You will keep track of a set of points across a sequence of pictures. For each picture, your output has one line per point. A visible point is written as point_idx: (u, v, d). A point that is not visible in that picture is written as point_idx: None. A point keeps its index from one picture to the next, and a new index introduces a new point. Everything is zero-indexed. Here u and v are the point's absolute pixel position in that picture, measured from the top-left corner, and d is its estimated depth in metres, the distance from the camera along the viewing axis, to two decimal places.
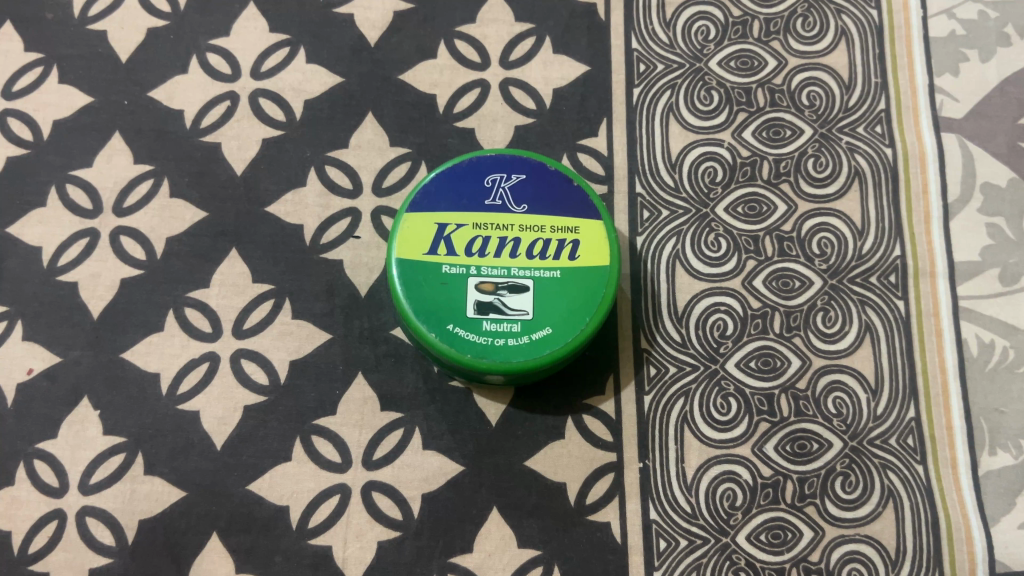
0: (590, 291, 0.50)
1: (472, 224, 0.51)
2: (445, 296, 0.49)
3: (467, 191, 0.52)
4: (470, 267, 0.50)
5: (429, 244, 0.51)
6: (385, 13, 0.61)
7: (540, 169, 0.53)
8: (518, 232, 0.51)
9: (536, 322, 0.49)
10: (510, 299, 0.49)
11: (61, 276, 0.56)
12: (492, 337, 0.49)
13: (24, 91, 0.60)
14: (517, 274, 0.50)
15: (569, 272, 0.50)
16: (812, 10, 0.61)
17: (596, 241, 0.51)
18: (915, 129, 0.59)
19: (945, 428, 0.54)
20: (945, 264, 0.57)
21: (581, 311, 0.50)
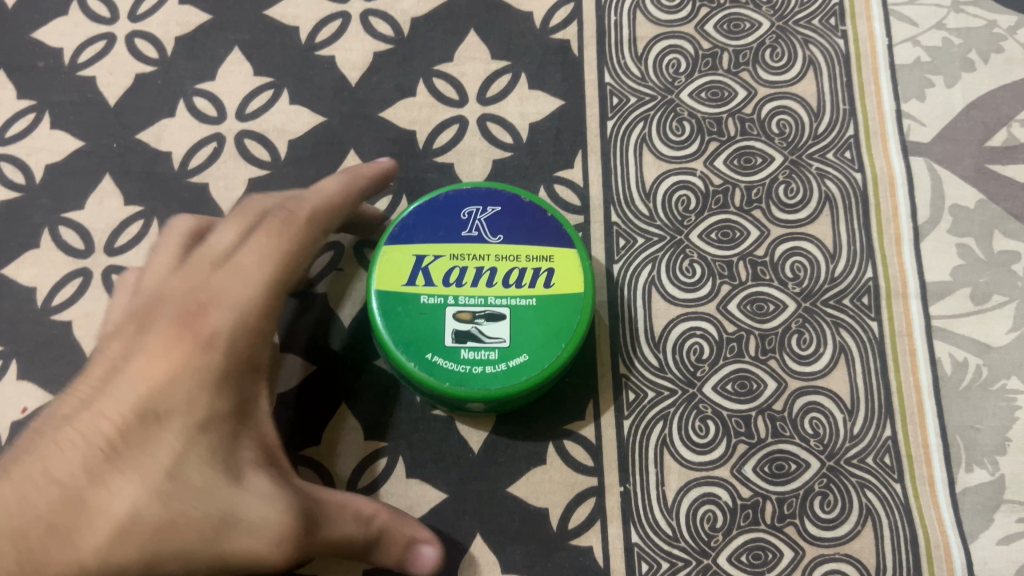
0: (565, 318, 0.51)
1: (448, 256, 0.52)
2: (423, 325, 0.51)
3: (444, 223, 0.53)
4: (447, 297, 0.51)
5: (407, 276, 0.52)
6: (365, 53, 0.63)
7: (514, 201, 0.54)
8: (494, 262, 0.52)
9: (513, 349, 0.50)
10: (487, 327, 0.50)
11: (54, 315, 0.58)
12: (470, 364, 0.50)
13: (18, 137, 0.62)
14: (493, 303, 0.51)
15: (544, 300, 0.51)
16: (780, 40, 0.63)
17: (570, 270, 0.52)
18: (883, 153, 0.60)
19: (921, 446, 0.55)
20: (917, 285, 0.58)
21: (557, 337, 0.51)
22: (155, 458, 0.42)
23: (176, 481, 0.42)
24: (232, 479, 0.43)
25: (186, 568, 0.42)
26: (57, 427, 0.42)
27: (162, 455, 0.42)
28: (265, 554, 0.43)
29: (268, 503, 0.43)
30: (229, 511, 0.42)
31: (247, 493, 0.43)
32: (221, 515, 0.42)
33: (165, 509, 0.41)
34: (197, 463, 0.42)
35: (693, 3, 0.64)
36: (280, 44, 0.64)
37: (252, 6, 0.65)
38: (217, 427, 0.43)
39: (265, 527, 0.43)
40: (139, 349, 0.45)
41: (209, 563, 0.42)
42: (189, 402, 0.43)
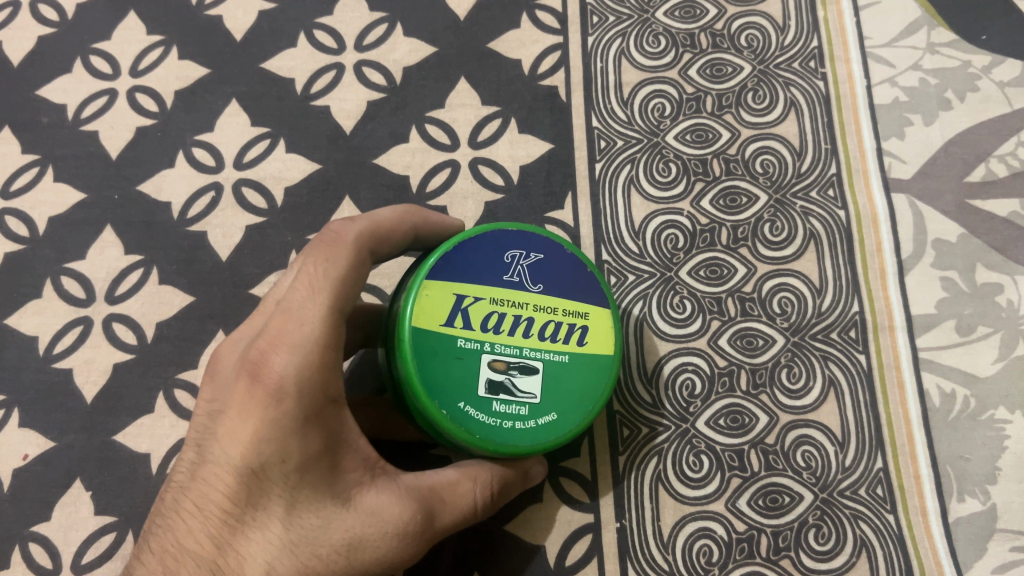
0: (595, 382, 0.48)
1: (489, 299, 0.47)
2: (457, 371, 0.45)
3: (483, 262, 0.48)
4: (485, 343, 0.46)
5: (444, 315, 0.46)
6: (359, 102, 0.65)
7: (557, 249, 0.50)
8: (534, 312, 0.47)
9: (543, 407, 0.46)
10: (521, 381, 0.46)
11: (56, 363, 0.59)
12: (500, 418, 0.45)
13: (21, 190, 0.64)
14: (530, 355, 0.46)
15: (578, 359, 0.48)
16: (762, 83, 0.65)
17: (604, 330, 0.49)
18: (865, 190, 0.62)
19: (912, 477, 0.55)
20: (903, 318, 0.59)
21: (584, 400, 0.48)
22: (268, 522, 0.41)
23: (297, 528, 0.41)
24: (344, 506, 0.42)
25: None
26: (176, 513, 0.42)
27: (281, 504, 0.41)
28: (398, 546, 0.43)
29: (382, 512, 0.42)
30: (351, 536, 0.42)
31: (362, 512, 0.42)
32: (345, 544, 0.42)
33: (298, 561, 0.41)
34: (308, 506, 0.41)
35: (677, 49, 0.66)
36: (276, 95, 0.66)
37: (249, 59, 0.67)
38: (316, 467, 0.41)
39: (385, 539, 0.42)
40: (223, 409, 0.43)
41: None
42: (281, 452, 0.41)
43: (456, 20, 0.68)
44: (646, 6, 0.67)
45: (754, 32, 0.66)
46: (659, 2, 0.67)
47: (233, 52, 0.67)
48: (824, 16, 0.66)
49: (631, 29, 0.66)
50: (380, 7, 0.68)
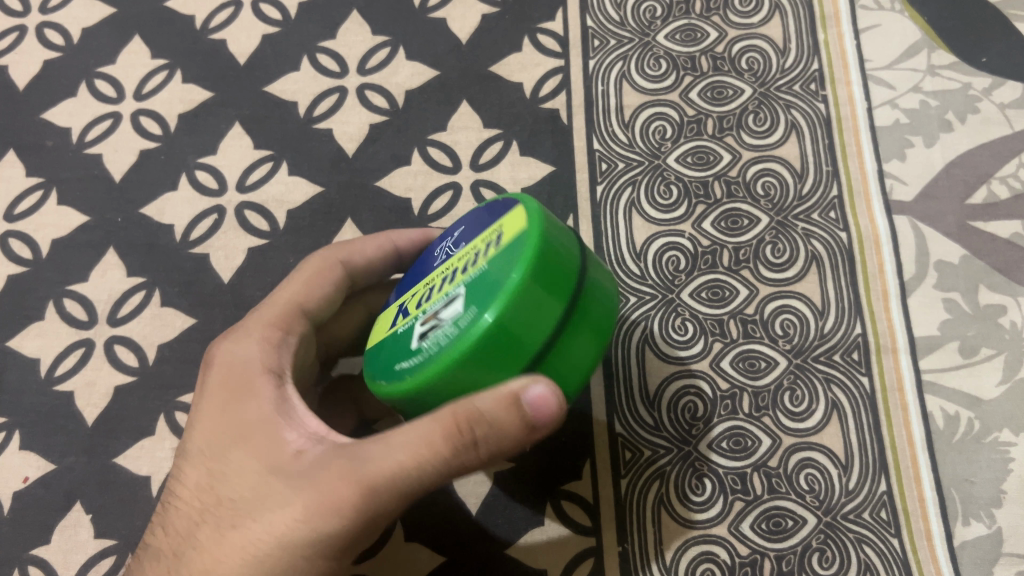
0: (511, 251, 0.41)
1: (423, 285, 0.47)
2: (398, 348, 0.45)
3: (424, 264, 0.50)
4: (417, 316, 0.45)
5: (390, 321, 0.48)
6: (361, 125, 0.66)
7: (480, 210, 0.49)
8: (456, 262, 0.46)
9: (465, 308, 0.41)
10: (443, 310, 0.42)
11: (57, 385, 0.59)
12: (425, 350, 0.42)
13: (24, 214, 0.64)
14: (450, 289, 0.43)
15: (491, 253, 0.42)
16: (762, 106, 0.65)
17: (518, 216, 0.44)
18: (867, 212, 0.62)
19: (917, 500, 0.55)
20: (906, 340, 0.58)
21: (500, 271, 0.41)
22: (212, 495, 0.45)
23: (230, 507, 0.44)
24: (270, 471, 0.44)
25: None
26: (160, 514, 0.48)
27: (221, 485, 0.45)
28: (326, 496, 0.41)
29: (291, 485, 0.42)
30: (273, 495, 0.43)
31: (286, 471, 0.43)
32: (268, 503, 0.43)
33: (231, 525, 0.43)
34: (240, 472, 0.44)
35: (677, 72, 0.66)
36: (279, 118, 0.66)
37: (253, 82, 0.67)
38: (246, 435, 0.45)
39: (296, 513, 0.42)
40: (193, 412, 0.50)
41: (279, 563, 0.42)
42: (219, 429, 0.46)
43: (458, 44, 0.68)
44: (646, 29, 0.67)
45: (754, 55, 0.67)
46: (659, 26, 0.68)
47: (236, 76, 0.68)
48: (824, 39, 0.67)
49: (632, 52, 0.67)
50: (383, 32, 0.69)
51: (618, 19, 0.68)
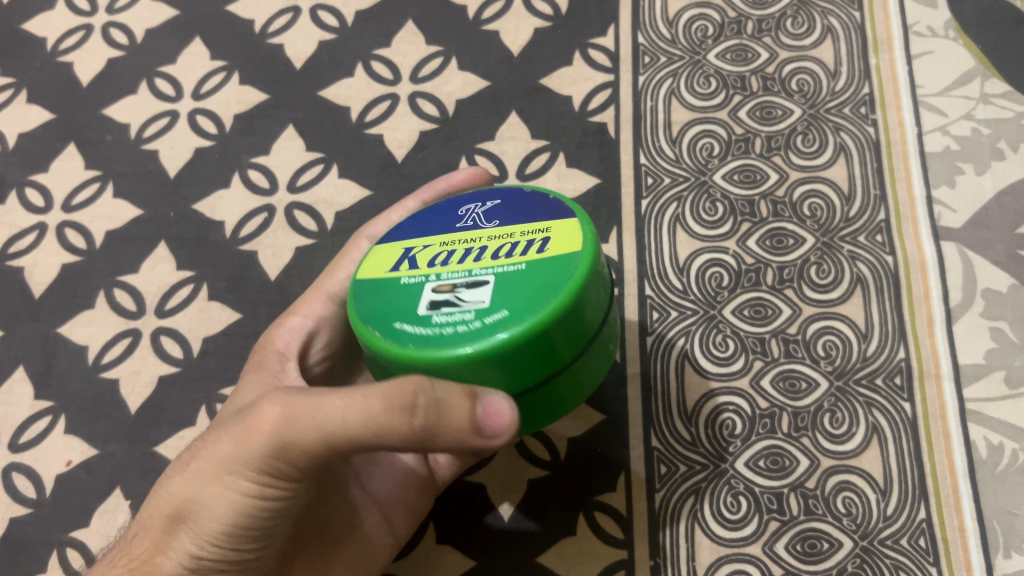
0: (550, 284, 0.41)
1: (438, 245, 0.45)
2: (402, 304, 0.43)
3: (438, 222, 0.47)
4: (430, 275, 0.43)
5: (392, 264, 0.45)
6: (412, 132, 0.67)
7: (517, 195, 0.47)
8: (482, 243, 0.44)
9: (492, 308, 0.40)
10: (466, 294, 0.41)
11: (103, 372, 0.60)
12: (439, 328, 0.40)
13: (81, 205, 0.66)
14: (477, 273, 0.42)
15: (534, 266, 0.42)
16: (811, 127, 0.65)
17: (569, 236, 0.43)
18: (914, 238, 0.61)
19: (957, 530, 0.53)
20: (950, 367, 0.57)
21: (540, 294, 0.40)
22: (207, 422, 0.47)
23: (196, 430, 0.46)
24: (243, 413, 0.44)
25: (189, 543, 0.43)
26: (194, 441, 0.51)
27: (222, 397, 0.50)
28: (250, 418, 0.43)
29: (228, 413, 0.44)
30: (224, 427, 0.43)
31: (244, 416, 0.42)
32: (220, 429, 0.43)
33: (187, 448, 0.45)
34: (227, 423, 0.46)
35: (727, 91, 0.66)
36: (331, 122, 0.67)
37: (308, 86, 0.69)
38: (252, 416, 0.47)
39: (214, 445, 0.42)
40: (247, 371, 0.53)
41: (183, 509, 0.43)
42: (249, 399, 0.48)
43: (510, 56, 0.69)
44: (697, 48, 0.68)
45: (805, 76, 0.67)
46: (711, 45, 0.68)
47: (292, 80, 0.69)
48: (876, 64, 0.67)
49: (682, 70, 0.67)
50: (437, 42, 0.70)
51: (669, 37, 0.68)
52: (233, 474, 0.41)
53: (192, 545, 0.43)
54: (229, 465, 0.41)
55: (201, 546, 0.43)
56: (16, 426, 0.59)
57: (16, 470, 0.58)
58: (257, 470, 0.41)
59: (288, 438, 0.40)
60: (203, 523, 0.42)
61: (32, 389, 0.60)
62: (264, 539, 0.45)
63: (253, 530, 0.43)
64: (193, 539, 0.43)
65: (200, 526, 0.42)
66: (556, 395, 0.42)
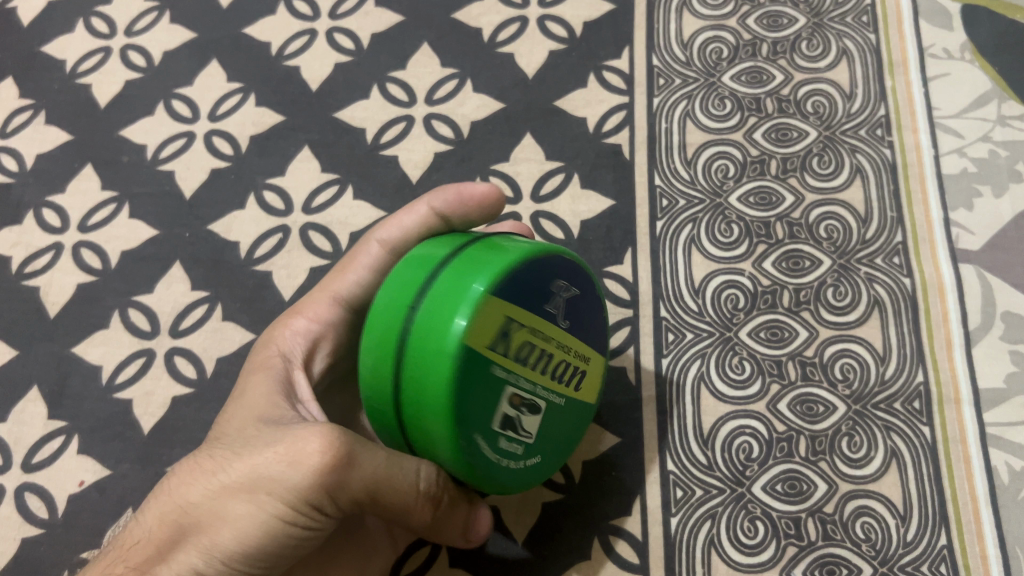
0: (571, 437, 0.48)
1: (531, 328, 0.42)
2: (483, 402, 0.40)
3: (539, 286, 0.43)
4: (518, 376, 0.42)
5: (492, 336, 0.40)
6: (426, 153, 0.67)
7: (587, 286, 0.47)
8: (557, 348, 0.44)
9: (533, 450, 0.45)
10: (527, 420, 0.43)
11: (116, 393, 0.60)
12: (501, 456, 0.43)
13: (97, 225, 0.66)
14: (541, 395, 0.44)
15: (571, 403, 0.47)
16: (827, 149, 0.65)
17: (597, 379, 0.49)
18: (932, 260, 0.60)
19: (978, 557, 0.52)
20: (969, 391, 0.56)
21: (562, 447, 0.48)
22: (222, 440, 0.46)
23: (217, 441, 0.46)
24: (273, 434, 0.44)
25: (199, 558, 0.42)
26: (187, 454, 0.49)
27: (233, 403, 0.49)
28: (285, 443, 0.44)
29: (263, 435, 0.44)
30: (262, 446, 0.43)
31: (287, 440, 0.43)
32: (256, 448, 0.44)
33: (209, 460, 0.45)
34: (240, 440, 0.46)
35: (742, 113, 0.66)
36: (347, 144, 0.68)
37: (323, 108, 0.69)
38: None
39: (250, 463, 0.43)
40: (243, 374, 0.52)
41: (199, 520, 0.43)
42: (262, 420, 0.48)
43: (525, 78, 0.69)
44: (712, 70, 0.68)
45: (820, 98, 0.66)
46: (725, 67, 0.68)
47: (307, 102, 0.70)
48: (892, 86, 0.66)
49: (697, 92, 0.67)
50: (452, 64, 0.70)
51: (684, 59, 0.68)
52: (261, 495, 0.42)
53: (200, 561, 0.42)
54: (259, 486, 0.42)
55: (204, 562, 0.42)
56: (30, 445, 0.59)
57: (28, 490, 0.58)
58: (288, 498, 0.41)
59: (334, 470, 0.41)
60: (218, 539, 0.42)
61: (45, 409, 0.60)
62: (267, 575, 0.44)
63: (260, 560, 0.43)
64: (199, 554, 0.42)
65: (211, 539, 0.42)
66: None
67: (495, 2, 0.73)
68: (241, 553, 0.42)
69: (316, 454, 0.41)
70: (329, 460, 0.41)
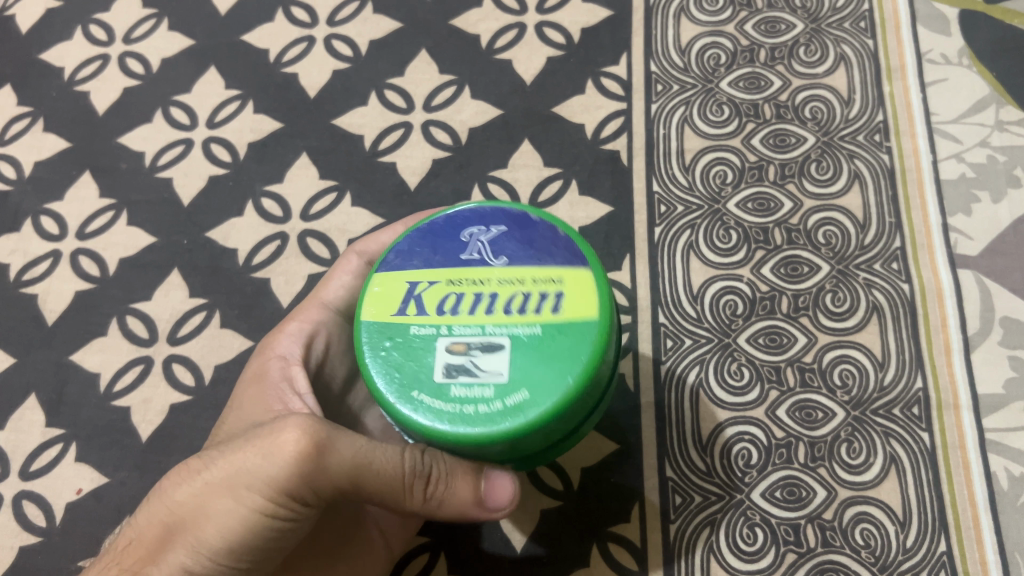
0: (570, 353, 0.42)
1: (446, 281, 0.46)
2: (411, 360, 0.44)
3: (443, 248, 0.47)
4: (441, 326, 0.44)
5: (397, 304, 0.46)
6: (424, 160, 0.67)
7: (522, 218, 0.48)
8: (496, 286, 0.45)
9: (512, 386, 0.42)
10: (481, 360, 0.42)
11: (114, 400, 0.60)
12: (461, 404, 0.42)
13: (95, 233, 0.66)
14: (491, 332, 0.43)
15: (548, 327, 0.43)
16: (825, 154, 0.65)
17: (581, 293, 0.44)
18: (931, 265, 0.60)
19: (979, 563, 0.52)
20: (968, 397, 0.56)
21: (564, 368, 0.42)
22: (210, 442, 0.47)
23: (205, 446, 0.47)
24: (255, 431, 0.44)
25: (187, 556, 0.42)
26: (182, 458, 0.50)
27: (233, 411, 0.51)
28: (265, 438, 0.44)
29: (247, 432, 0.44)
30: (244, 442, 0.43)
31: (265, 433, 0.43)
32: (237, 445, 0.44)
33: (196, 461, 0.45)
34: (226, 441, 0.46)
35: (740, 119, 0.66)
36: (345, 150, 0.68)
37: (322, 115, 0.69)
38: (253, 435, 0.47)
39: (231, 459, 0.43)
40: (240, 383, 0.53)
41: (183, 518, 0.43)
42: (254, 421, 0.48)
43: (523, 84, 0.69)
44: (710, 76, 0.68)
45: (818, 104, 0.66)
46: (723, 73, 0.68)
47: (305, 109, 0.70)
48: (890, 91, 0.66)
49: (695, 98, 0.67)
50: (450, 71, 0.70)
51: (682, 65, 0.68)
52: (242, 490, 0.42)
53: (186, 559, 0.42)
54: (239, 481, 0.42)
55: (191, 560, 0.42)
56: (27, 453, 0.59)
57: (26, 498, 0.58)
58: (267, 490, 0.41)
59: (310, 459, 0.41)
60: (203, 536, 0.42)
61: (43, 416, 0.60)
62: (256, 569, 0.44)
63: (247, 554, 0.43)
64: (186, 553, 0.42)
65: (196, 537, 0.42)
66: (554, 451, 0.44)
67: (493, 9, 0.73)
68: (227, 548, 0.42)
69: (292, 445, 0.41)
70: (305, 451, 0.41)
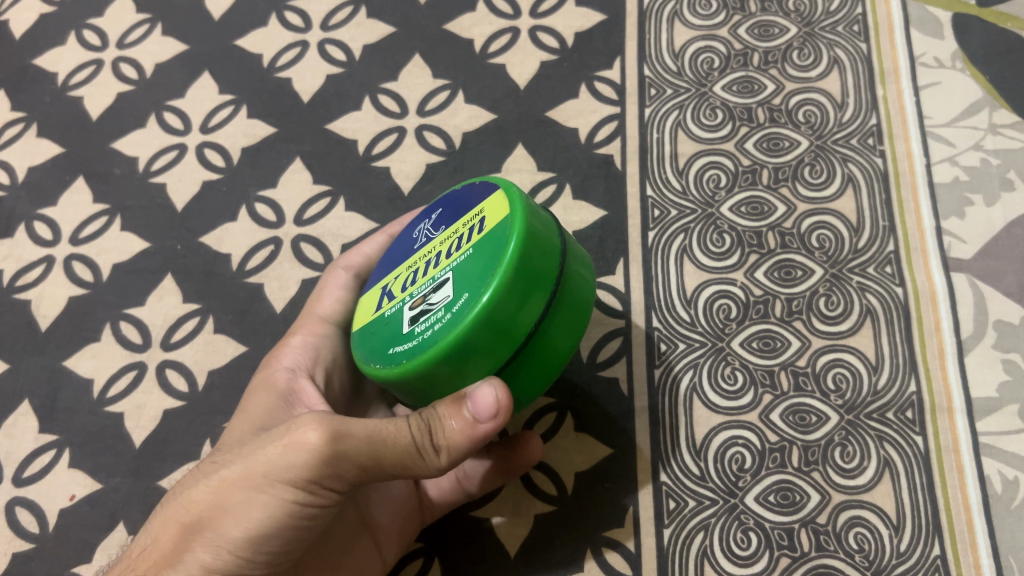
0: (494, 249, 0.42)
1: (407, 268, 0.49)
2: (387, 331, 0.46)
3: (403, 248, 0.51)
4: (405, 297, 0.46)
5: (376, 304, 0.49)
6: (418, 164, 0.67)
7: (453, 194, 0.50)
8: (438, 247, 0.47)
9: (454, 298, 0.42)
10: (432, 297, 0.44)
11: (108, 406, 0.60)
12: (421, 335, 0.43)
13: (89, 238, 0.66)
14: (437, 275, 0.45)
15: (474, 245, 0.44)
16: (819, 158, 0.65)
17: (497, 207, 0.45)
18: (925, 268, 0.60)
19: (972, 568, 0.52)
20: (962, 401, 0.56)
21: (490, 264, 0.42)
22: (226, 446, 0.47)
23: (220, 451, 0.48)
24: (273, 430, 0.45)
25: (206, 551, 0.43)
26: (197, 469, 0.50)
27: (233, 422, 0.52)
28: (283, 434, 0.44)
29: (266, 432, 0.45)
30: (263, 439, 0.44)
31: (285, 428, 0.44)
32: (257, 443, 0.45)
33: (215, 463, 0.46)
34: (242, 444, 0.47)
35: (733, 123, 0.66)
36: (339, 155, 0.68)
37: (315, 120, 0.69)
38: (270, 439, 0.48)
39: (251, 456, 0.44)
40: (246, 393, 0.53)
41: (202, 516, 0.43)
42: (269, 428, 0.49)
43: (516, 88, 0.69)
44: (703, 80, 0.68)
45: (812, 108, 0.66)
46: (717, 77, 0.68)
47: (299, 114, 0.70)
48: (883, 95, 0.66)
49: (688, 102, 0.67)
50: (443, 75, 0.70)
51: (676, 69, 0.69)
52: (262, 481, 0.43)
53: (205, 554, 0.43)
54: (260, 474, 0.43)
55: (211, 556, 0.43)
56: (20, 460, 0.59)
57: (19, 504, 0.58)
58: (286, 481, 0.42)
59: (328, 447, 0.42)
60: (223, 529, 0.43)
61: (36, 423, 0.60)
62: (272, 565, 0.45)
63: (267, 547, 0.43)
64: (206, 550, 0.43)
65: (216, 532, 0.43)
66: (538, 357, 0.43)
67: (487, 14, 0.73)
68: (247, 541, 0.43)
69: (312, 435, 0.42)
70: (323, 444, 0.42)
